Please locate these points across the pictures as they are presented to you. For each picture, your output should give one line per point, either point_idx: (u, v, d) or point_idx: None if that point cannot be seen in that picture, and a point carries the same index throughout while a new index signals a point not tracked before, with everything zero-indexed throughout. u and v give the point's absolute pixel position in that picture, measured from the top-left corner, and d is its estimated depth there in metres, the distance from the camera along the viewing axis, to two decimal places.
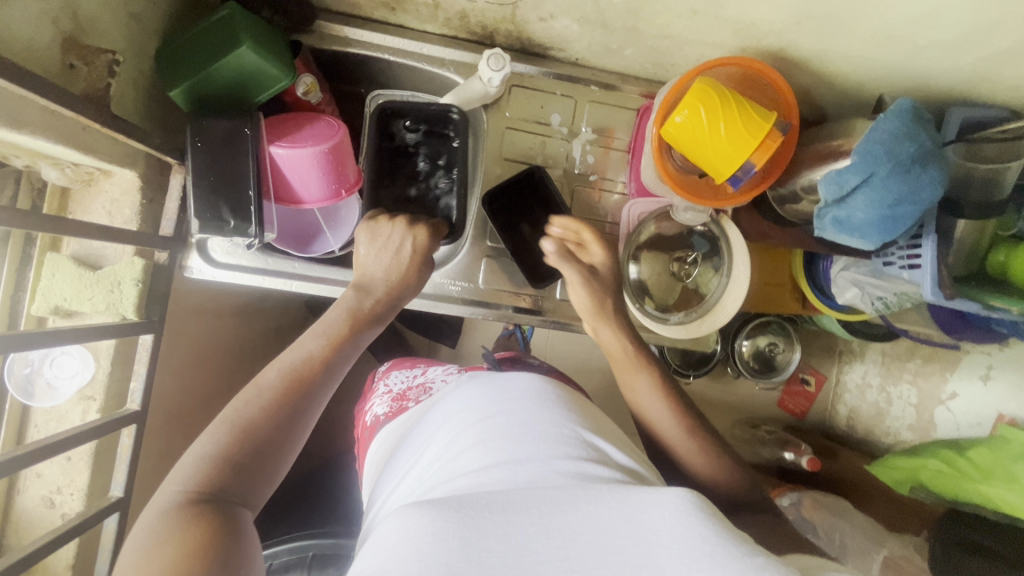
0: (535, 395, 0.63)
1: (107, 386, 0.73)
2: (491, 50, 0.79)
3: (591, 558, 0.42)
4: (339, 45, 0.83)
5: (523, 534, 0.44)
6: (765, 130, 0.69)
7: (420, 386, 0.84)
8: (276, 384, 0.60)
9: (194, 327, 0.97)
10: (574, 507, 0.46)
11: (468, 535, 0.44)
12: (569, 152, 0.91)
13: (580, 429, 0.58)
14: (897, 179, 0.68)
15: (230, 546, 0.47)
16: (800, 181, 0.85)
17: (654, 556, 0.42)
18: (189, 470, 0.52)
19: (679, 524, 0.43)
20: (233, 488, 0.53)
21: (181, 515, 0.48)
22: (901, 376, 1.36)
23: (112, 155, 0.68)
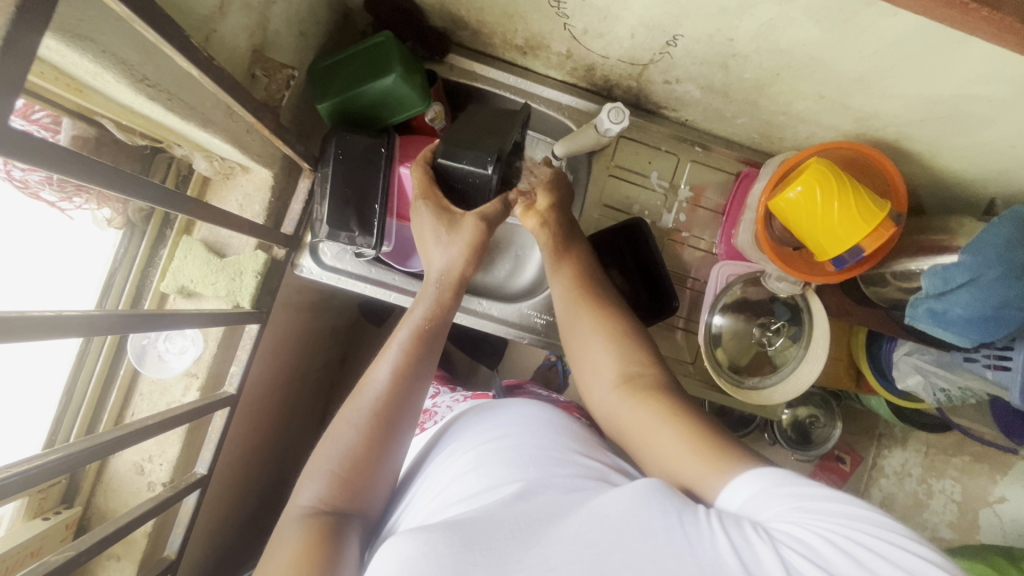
0: (531, 420, 0.65)
1: (210, 366, 0.77)
2: (612, 104, 0.81)
3: (568, 558, 0.43)
4: (466, 78, 0.89)
5: (506, 547, 0.45)
6: (879, 219, 0.71)
7: (427, 411, 0.88)
8: (373, 410, 0.60)
9: (278, 320, 1.02)
10: (556, 521, 0.47)
11: (456, 551, 0.44)
12: (662, 205, 0.95)
13: (576, 449, 0.61)
14: (1005, 283, 0.69)
15: (331, 548, 0.51)
16: (891, 267, 0.86)
17: (624, 546, 0.43)
18: (319, 488, 0.57)
19: (641, 510, 0.46)
20: (348, 501, 0.57)
21: (303, 524, 0.54)
22: (944, 470, 1.34)
23: (259, 155, 0.74)
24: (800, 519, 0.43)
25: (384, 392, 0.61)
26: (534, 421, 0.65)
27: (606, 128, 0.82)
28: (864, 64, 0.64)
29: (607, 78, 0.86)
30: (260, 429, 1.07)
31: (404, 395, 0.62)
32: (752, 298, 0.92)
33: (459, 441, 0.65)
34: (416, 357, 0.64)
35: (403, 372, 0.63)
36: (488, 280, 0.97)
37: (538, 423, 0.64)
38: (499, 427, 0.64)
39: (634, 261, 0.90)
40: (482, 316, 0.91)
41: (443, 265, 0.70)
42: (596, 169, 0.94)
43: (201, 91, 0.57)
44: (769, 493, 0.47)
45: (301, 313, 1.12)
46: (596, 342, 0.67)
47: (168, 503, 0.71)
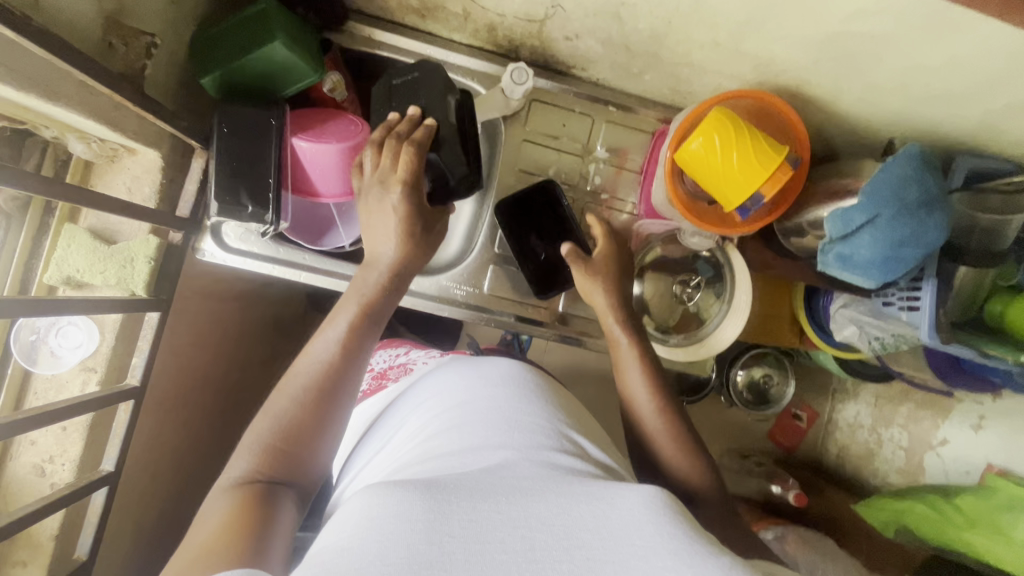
0: (514, 384, 0.67)
1: (109, 359, 0.74)
2: (515, 64, 0.82)
3: (557, 554, 0.44)
4: (368, 46, 0.86)
5: (488, 523, 0.46)
6: (776, 163, 0.70)
7: (401, 365, 0.90)
8: (317, 375, 0.64)
9: (200, 311, 0.99)
10: (543, 498, 0.49)
11: (433, 518, 0.46)
12: (582, 169, 0.93)
13: (560, 425, 0.63)
14: (902, 221, 0.70)
15: (261, 523, 0.53)
16: (806, 216, 0.87)
17: (618, 555, 0.44)
18: (254, 453, 0.59)
19: (645, 523, 0.47)
20: (279, 472, 0.59)
21: (234, 493, 0.55)
22: (891, 419, 1.38)
23: (139, 134, 0.70)
24: None
25: (324, 366, 0.64)
26: (516, 384, 0.68)
27: (511, 91, 0.83)
28: (746, 5, 0.64)
29: (511, 38, 0.83)
30: (193, 426, 1.04)
31: (344, 373, 0.65)
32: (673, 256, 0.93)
33: (437, 402, 0.69)
34: (359, 337, 0.67)
35: (350, 339, 0.66)
36: None
37: (520, 386, 0.67)
38: (476, 390, 0.67)
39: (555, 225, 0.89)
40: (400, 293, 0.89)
41: (388, 260, 0.71)
42: (509, 135, 0.91)
43: (40, 62, 0.54)
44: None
45: (230, 304, 1.09)
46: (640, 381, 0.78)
47: (66, 501, 0.68)
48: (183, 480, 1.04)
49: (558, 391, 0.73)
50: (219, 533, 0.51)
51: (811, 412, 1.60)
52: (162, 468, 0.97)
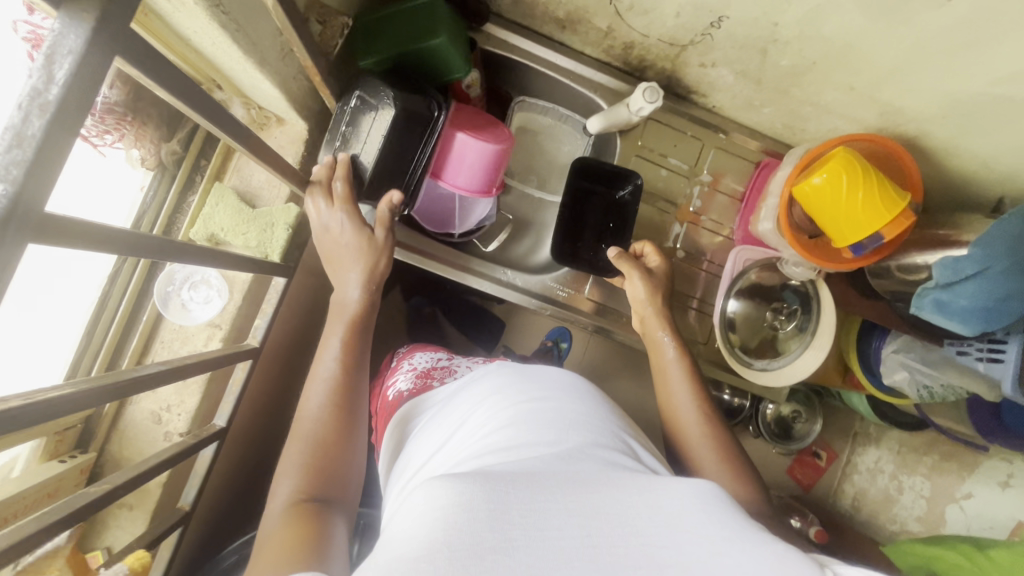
0: (568, 390, 0.70)
1: (234, 318, 0.76)
2: (648, 83, 0.83)
3: (613, 542, 0.45)
4: (502, 47, 0.89)
5: (549, 512, 0.46)
6: (901, 208, 0.74)
7: (443, 367, 0.94)
8: (330, 390, 0.65)
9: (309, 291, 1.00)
10: (599, 490, 0.50)
11: (495, 505, 0.46)
12: (685, 189, 0.97)
13: (614, 429, 0.65)
14: (1012, 276, 0.74)
15: (313, 530, 0.52)
16: (898, 260, 0.90)
17: (673, 538, 0.46)
18: (290, 476, 0.58)
19: (700, 515, 0.48)
20: (320, 490, 0.58)
21: (284, 517, 0.53)
22: (915, 467, 1.45)
23: (299, 105, 0.73)
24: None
25: (333, 384, 0.65)
26: (568, 388, 0.70)
27: (640, 107, 0.84)
28: (898, 56, 0.68)
29: (642, 59, 0.87)
30: (274, 404, 1.04)
31: (353, 387, 0.67)
32: (767, 284, 0.95)
33: (492, 397, 0.70)
34: (356, 350, 0.69)
35: (348, 351, 0.68)
36: (508, 255, 0.99)
37: (570, 390, 0.70)
38: (530, 392, 0.69)
39: (614, 235, 0.91)
40: (506, 287, 0.91)
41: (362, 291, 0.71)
42: (622, 149, 0.95)
43: (258, 27, 0.57)
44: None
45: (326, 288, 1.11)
46: (681, 385, 0.76)
47: (190, 451, 0.71)
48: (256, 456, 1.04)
49: (614, 404, 0.73)
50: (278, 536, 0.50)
51: (831, 453, 1.71)
52: (248, 434, 0.96)
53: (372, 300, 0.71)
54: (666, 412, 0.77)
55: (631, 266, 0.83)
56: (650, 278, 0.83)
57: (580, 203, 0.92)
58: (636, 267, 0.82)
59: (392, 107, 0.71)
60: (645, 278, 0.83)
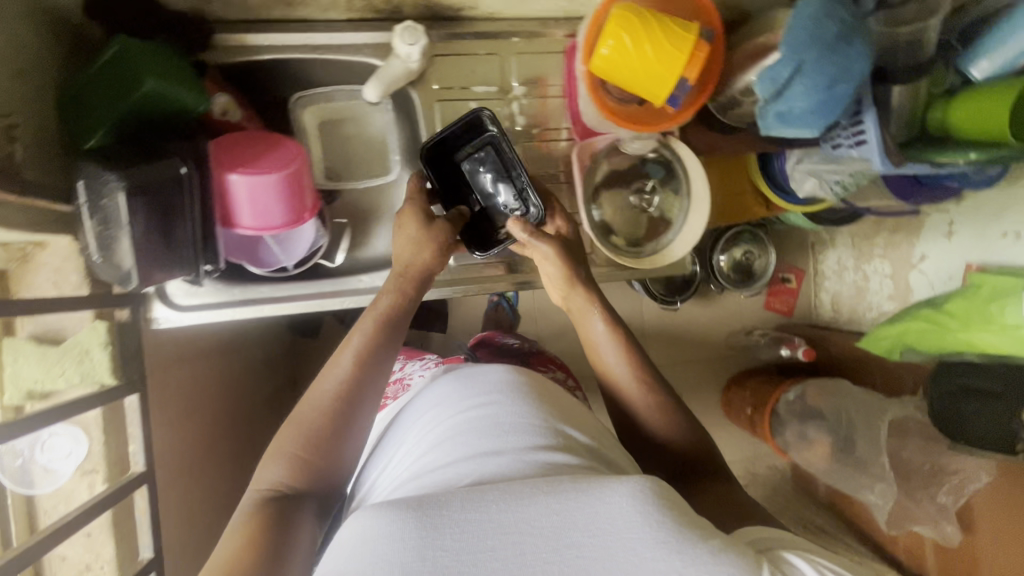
0: (508, 387, 0.68)
1: (105, 455, 0.72)
2: (402, 24, 0.76)
3: (544, 552, 0.45)
4: (246, 55, 0.80)
5: (480, 529, 0.46)
6: (692, 43, 0.68)
7: (399, 381, 0.93)
8: (341, 388, 0.65)
9: (191, 375, 0.95)
10: (534, 497, 0.48)
11: (424, 532, 0.45)
12: (507, 111, 0.89)
13: (552, 420, 0.64)
14: (827, 60, 0.69)
15: (277, 537, 0.58)
16: (736, 87, 0.84)
17: (606, 548, 0.45)
18: (281, 466, 0.63)
19: (636, 519, 0.46)
20: (302, 486, 0.63)
21: (258, 509, 0.61)
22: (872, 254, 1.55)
23: (40, 223, 0.65)
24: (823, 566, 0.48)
25: (343, 385, 0.65)
26: (509, 386, 0.68)
27: (406, 53, 0.77)
28: None
29: None
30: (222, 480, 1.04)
31: (359, 387, 0.66)
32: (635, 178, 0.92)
33: (438, 417, 0.68)
34: (373, 360, 0.68)
35: (366, 350, 0.67)
36: (369, 254, 0.92)
37: (513, 388, 0.68)
38: (474, 402, 0.66)
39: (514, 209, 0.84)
40: (367, 292, 0.87)
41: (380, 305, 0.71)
42: (422, 100, 0.87)
43: None
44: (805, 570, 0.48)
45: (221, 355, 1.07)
46: (612, 348, 0.73)
47: None
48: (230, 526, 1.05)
49: (552, 389, 0.73)
50: (240, 551, 0.56)
51: (797, 271, 1.78)
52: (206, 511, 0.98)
53: (403, 293, 0.73)
54: (598, 369, 0.76)
55: (544, 243, 0.75)
56: (567, 256, 0.76)
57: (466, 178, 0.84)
58: (546, 243, 0.75)
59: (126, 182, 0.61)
60: (558, 253, 0.75)
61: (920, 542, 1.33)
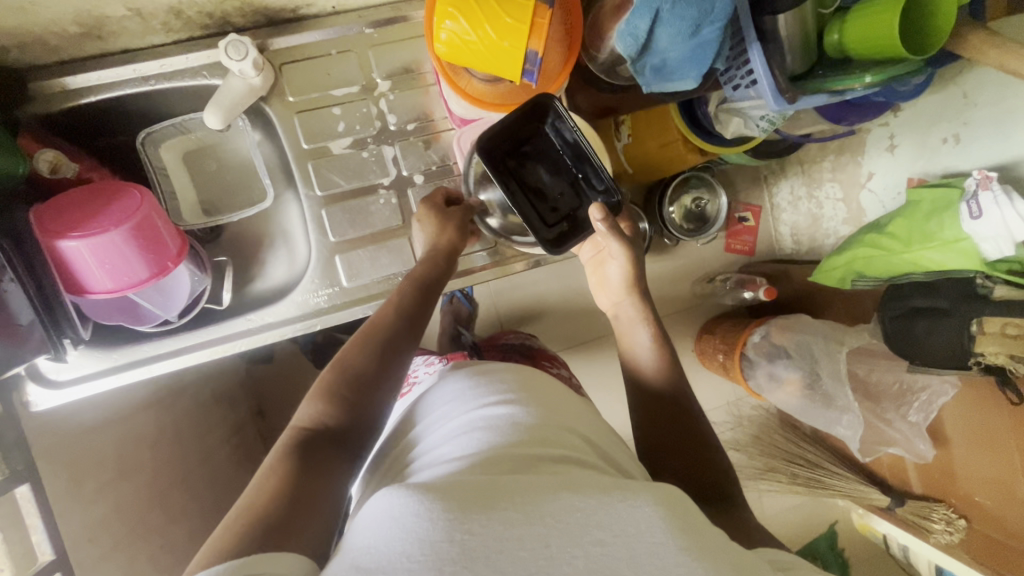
0: (512, 395, 0.64)
1: (8, 551, 0.69)
2: (227, 39, 0.70)
3: (566, 545, 0.40)
4: (69, 100, 0.73)
5: (507, 514, 0.41)
6: (530, 9, 0.62)
7: (406, 383, 0.92)
8: (384, 342, 0.67)
9: (122, 434, 0.90)
10: (558, 495, 0.43)
11: (454, 509, 0.41)
12: (377, 110, 0.82)
13: (553, 422, 0.61)
14: (684, 4, 0.63)
15: (304, 484, 0.55)
16: (609, 45, 0.77)
17: (629, 553, 0.40)
18: (314, 409, 0.62)
19: (646, 529, 0.41)
20: (342, 435, 0.62)
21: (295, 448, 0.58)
22: (822, 178, 1.47)
23: None
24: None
25: (386, 340, 0.68)
26: (514, 392, 0.64)
27: (239, 70, 0.71)
28: None
29: (217, 10, 0.72)
30: (198, 527, 0.99)
31: (388, 372, 0.66)
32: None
33: (446, 421, 0.64)
34: (398, 351, 0.68)
35: (410, 314, 0.71)
36: (264, 286, 0.88)
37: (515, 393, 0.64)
38: (487, 404, 0.62)
39: (536, 201, 0.74)
40: (261, 329, 0.82)
41: (412, 276, 0.75)
42: (280, 113, 0.80)
43: None
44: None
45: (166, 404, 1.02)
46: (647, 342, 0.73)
47: None
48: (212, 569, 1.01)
49: (547, 391, 0.69)
50: (273, 490, 0.54)
51: (754, 209, 1.62)
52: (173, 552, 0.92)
53: (432, 258, 0.77)
54: (628, 356, 0.74)
55: (616, 238, 0.71)
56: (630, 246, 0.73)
57: (509, 173, 0.73)
58: (615, 235, 0.71)
59: None
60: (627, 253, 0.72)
61: (901, 462, 1.32)
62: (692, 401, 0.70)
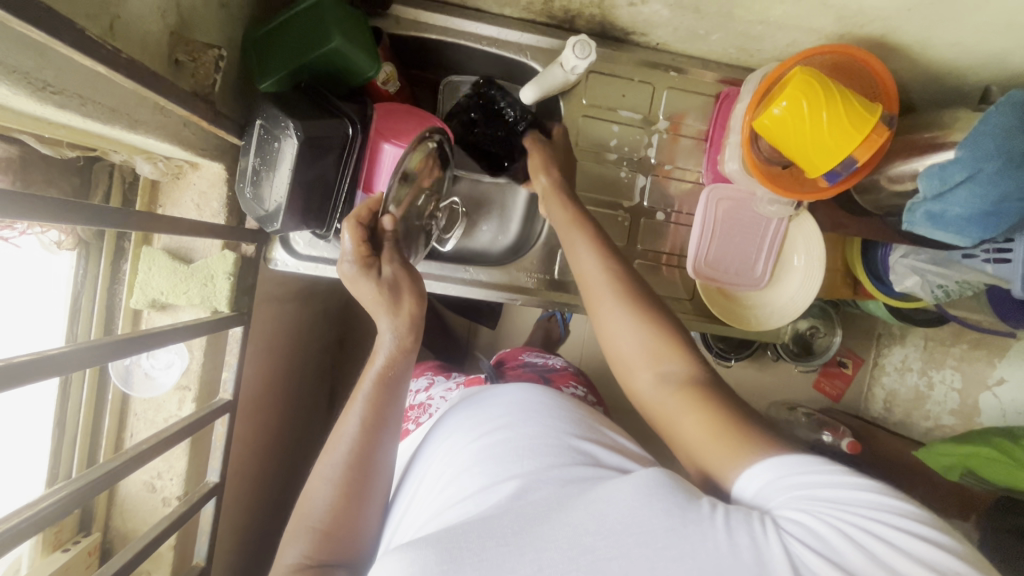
0: (523, 405, 0.59)
1: (201, 375, 0.75)
2: (575, 37, 0.74)
3: (559, 564, 0.40)
4: (415, 30, 0.81)
5: (497, 557, 0.41)
6: (872, 125, 0.67)
7: (421, 405, 0.82)
8: (349, 458, 0.59)
9: (272, 318, 0.98)
10: (549, 521, 0.43)
11: (445, 567, 0.40)
12: (646, 141, 0.89)
13: (569, 434, 0.55)
14: (1006, 176, 0.67)
15: None
16: (885, 173, 0.82)
17: (621, 548, 0.40)
18: (307, 539, 0.56)
19: (641, 506, 0.42)
20: (339, 553, 0.57)
21: None
22: (943, 360, 1.40)
23: (205, 149, 0.68)
24: (808, 509, 0.42)
25: (353, 444, 0.59)
26: (529, 405, 0.59)
27: (573, 66, 0.75)
28: None
29: (575, 11, 0.80)
30: (274, 421, 1.04)
31: (371, 450, 0.60)
32: (775, 249, 0.89)
33: (451, 435, 0.60)
34: (384, 409, 0.61)
35: (375, 417, 0.61)
36: (473, 245, 0.96)
37: (534, 406, 0.59)
38: (491, 417, 0.59)
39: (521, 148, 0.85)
40: (471, 284, 0.89)
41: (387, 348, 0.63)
42: (567, 111, 0.88)
43: (121, 89, 0.52)
44: (785, 480, 0.46)
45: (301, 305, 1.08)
46: (618, 308, 0.63)
47: (189, 514, 0.70)
48: (270, 467, 1.04)
49: (584, 410, 0.63)
50: None
51: (856, 359, 1.64)
52: (257, 450, 0.98)
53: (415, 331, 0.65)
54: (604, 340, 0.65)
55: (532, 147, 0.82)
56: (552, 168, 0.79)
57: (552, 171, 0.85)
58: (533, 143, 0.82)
59: (294, 136, 0.63)
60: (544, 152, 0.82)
61: None
62: (653, 307, 0.63)
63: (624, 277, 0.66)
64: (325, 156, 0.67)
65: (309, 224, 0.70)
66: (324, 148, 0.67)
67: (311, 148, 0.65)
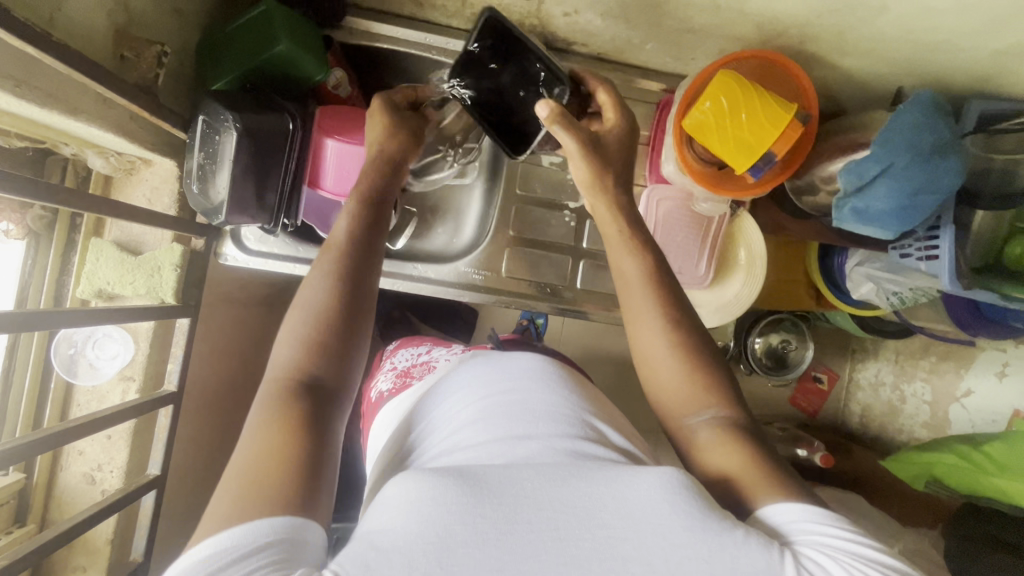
0: (536, 374, 0.59)
1: (145, 367, 0.76)
2: None
3: (576, 531, 0.40)
4: (368, 39, 0.86)
5: (518, 504, 0.41)
6: (786, 120, 0.71)
7: (424, 363, 0.79)
8: (332, 277, 0.56)
9: (229, 318, 0.98)
10: (567, 481, 0.42)
11: (467, 500, 0.40)
12: None
13: (581, 409, 0.55)
14: (916, 169, 0.70)
15: (318, 428, 0.48)
16: (817, 173, 0.85)
17: (637, 532, 0.40)
18: (286, 358, 0.52)
19: (661, 503, 0.41)
20: (326, 373, 0.52)
21: (274, 398, 0.49)
22: (914, 373, 1.37)
23: (155, 144, 0.71)
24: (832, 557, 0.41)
25: (335, 268, 0.56)
26: (538, 373, 0.59)
27: None
28: None
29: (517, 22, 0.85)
30: (228, 424, 1.03)
31: (359, 277, 0.57)
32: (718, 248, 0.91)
33: (462, 386, 0.60)
34: (369, 238, 0.60)
35: (351, 243, 0.59)
36: (425, 247, 0.97)
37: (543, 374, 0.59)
38: (504, 377, 0.58)
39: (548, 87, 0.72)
40: (422, 281, 0.91)
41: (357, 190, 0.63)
42: None
43: (62, 77, 0.56)
44: (804, 525, 0.44)
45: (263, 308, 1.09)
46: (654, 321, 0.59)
47: (123, 502, 0.71)
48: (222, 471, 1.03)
49: (584, 383, 0.63)
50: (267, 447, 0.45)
51: (832, 374, 1.59)
52: (209, 450, 0.97)
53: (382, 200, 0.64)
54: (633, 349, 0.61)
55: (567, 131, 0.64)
56: (595, 161, 0.65)
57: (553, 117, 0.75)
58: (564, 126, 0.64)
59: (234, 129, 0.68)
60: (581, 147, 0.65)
61: None
62: (687, 323, 0.59)
63: (665, 279, 0.61)
64: (268, 151, 0.71)
65: (262, 215, 0.73)
66: (265, 141, 0.70)
67: (252, 140, 0.69)
